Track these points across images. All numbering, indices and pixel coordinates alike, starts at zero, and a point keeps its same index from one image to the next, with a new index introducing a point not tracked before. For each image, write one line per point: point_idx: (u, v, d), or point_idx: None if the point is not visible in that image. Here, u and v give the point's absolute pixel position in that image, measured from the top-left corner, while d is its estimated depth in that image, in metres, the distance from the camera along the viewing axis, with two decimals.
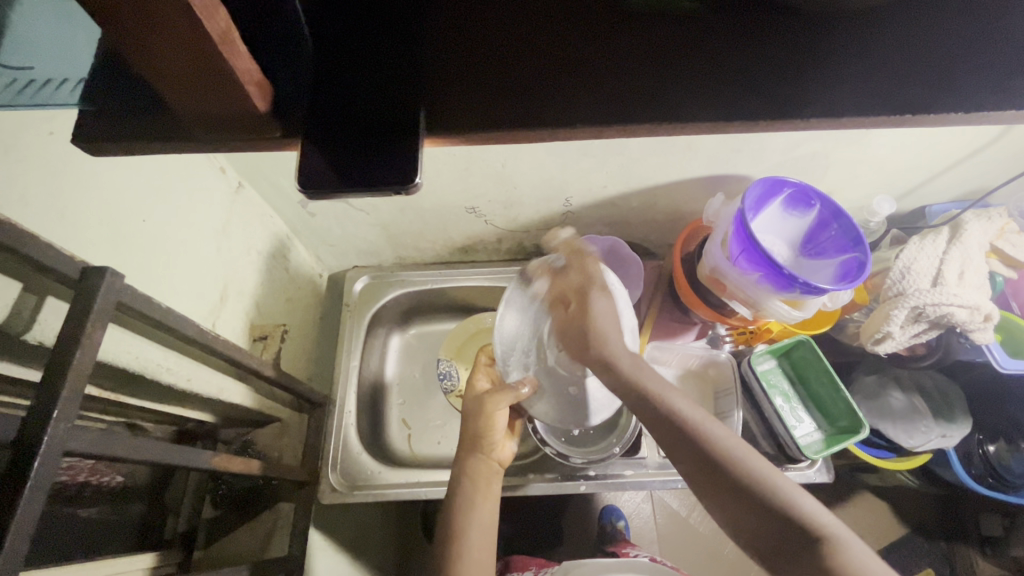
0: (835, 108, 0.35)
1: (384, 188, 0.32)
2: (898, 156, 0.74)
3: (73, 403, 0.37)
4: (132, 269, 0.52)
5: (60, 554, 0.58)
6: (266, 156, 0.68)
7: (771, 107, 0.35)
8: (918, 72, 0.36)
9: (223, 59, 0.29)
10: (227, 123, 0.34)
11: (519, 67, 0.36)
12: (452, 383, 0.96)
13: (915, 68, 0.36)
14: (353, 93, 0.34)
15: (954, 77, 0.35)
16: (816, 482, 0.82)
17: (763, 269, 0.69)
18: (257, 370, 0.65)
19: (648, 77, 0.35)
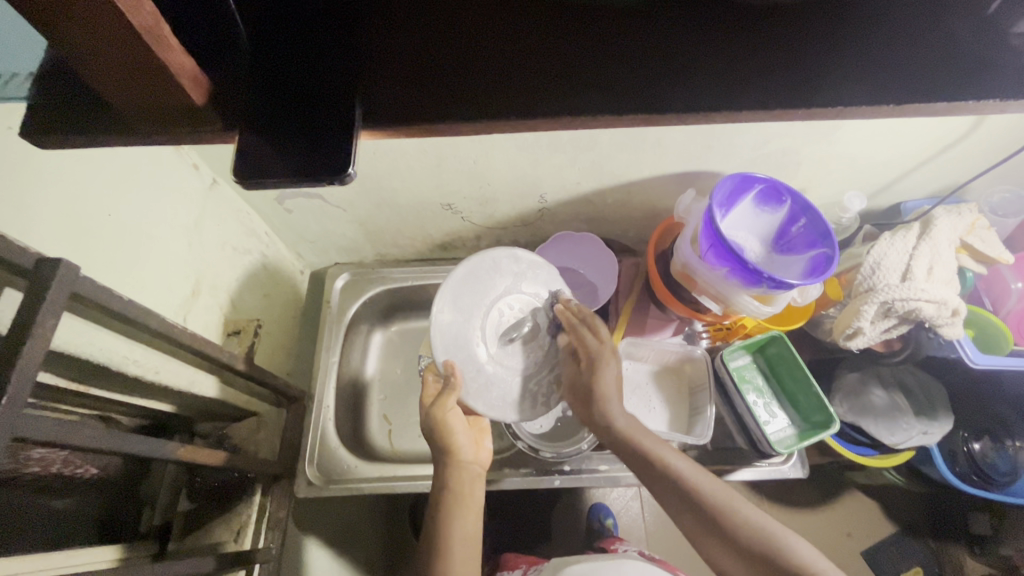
0: (763, 100, 0.36)
1: (318, 178, 0.33)
2: (868, 151, 0.74)
3: (23, 390, 0.38)
4: (96, 263, 0.53)
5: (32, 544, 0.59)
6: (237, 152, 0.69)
7: (704, 99, 0.36)
8: (845, 61, 0.36)
9: (154, 55, 0.29)
10: (167, 115, 0.34)
11: (455, 62, 0.36)
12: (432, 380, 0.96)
13: (842, 57, 0.36)
14: (295, 85, 0.35)
15: (907, 65, 0.36)
16: (790, 477, 0.83)
17: (730, 264, 0.69)
18: (228, 363, 0.66)
19: (579, 70, 0.36)
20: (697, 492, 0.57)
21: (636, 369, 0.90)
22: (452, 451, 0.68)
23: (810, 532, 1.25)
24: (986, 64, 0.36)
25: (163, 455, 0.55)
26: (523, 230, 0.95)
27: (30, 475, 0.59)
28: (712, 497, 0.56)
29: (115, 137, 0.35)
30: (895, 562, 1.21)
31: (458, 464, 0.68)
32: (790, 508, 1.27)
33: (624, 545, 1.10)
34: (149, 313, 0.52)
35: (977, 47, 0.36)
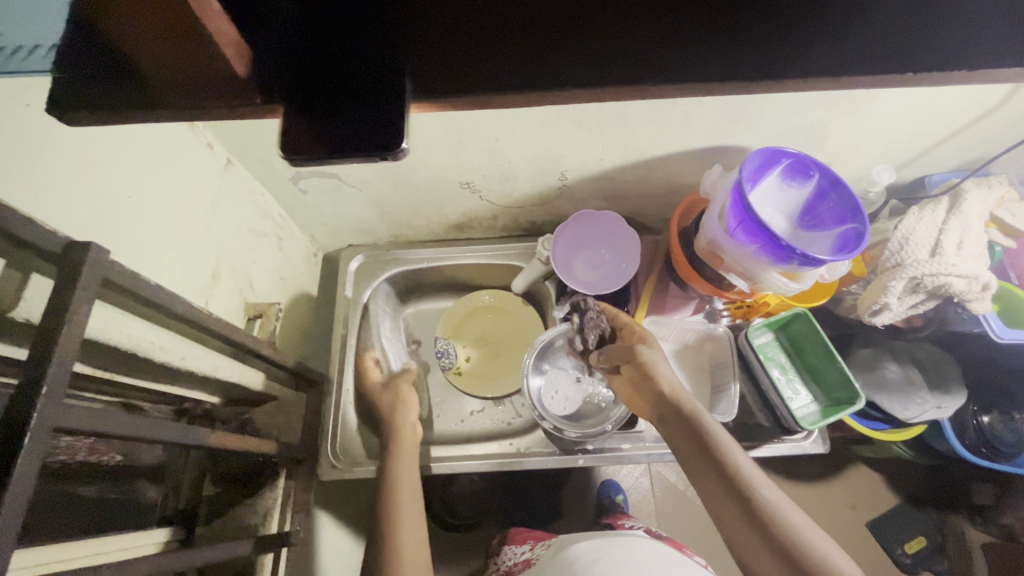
0: (817, 67, 0.34)
1: (371, 154, 0.32)
2: (899, 123, 0.73)
3: (62, 377, 0.37)
4: (119, 247, 0.51)
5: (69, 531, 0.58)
6: (252, 128, 0.66)
7: (754, 69, 0.34)
8: (900, 28, 0.34)
9: (197, 22, 0.28)
10: (201, 87, 0.32)
11: (502, 31, 0.34)
12: (450, 361, 0.99)
13: (897, 24, 0.35)
14: (342, 56, 0.33)
15: (978, 31, 0.34)
16: (811, 453, 0.83)
17: (760, 240, 0.68)
18: (253, 348, 0.65)
19: (633, 38, 0.34)
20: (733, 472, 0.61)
21: None
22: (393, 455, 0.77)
23: (817, 504, 1.27)
24: None
25: (194, 442, 0.54)
26: (541, 209, 0.93)
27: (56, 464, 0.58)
28: (741, 471, 0.61)
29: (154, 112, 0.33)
30: (899, 534, 1.23)
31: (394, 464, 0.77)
32: (797, 482, 1.29)
33: (632, 521, 1.11)
34: (176, 298, 0.51)
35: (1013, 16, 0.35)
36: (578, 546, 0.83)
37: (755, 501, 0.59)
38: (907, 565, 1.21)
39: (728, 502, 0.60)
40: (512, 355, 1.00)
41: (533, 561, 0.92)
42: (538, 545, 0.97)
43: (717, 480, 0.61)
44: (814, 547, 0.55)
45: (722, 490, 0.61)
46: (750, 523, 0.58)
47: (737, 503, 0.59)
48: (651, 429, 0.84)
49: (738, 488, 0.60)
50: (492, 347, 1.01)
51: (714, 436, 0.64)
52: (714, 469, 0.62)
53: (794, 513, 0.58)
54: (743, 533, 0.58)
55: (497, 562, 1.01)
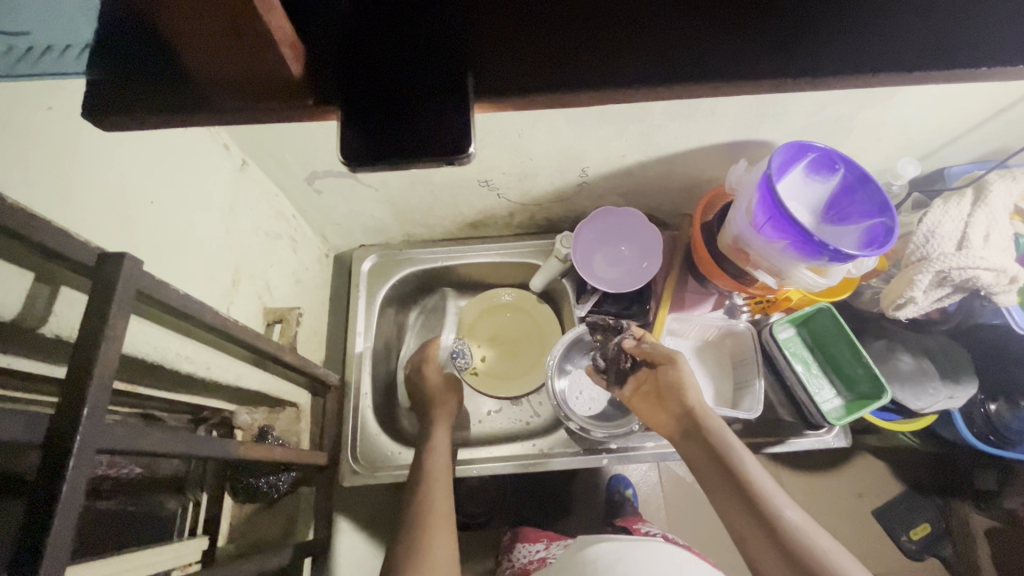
0: (883, 64, 0.33)
1: (437, 159, 0.30)
2: (926, 116, 0.72)
3: (103, 397, 0.35)
4: (144, 256, 0.49)
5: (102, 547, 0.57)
6: (271, 129, 0.64)
7: (821, 67, 0.33)
8: (967, 23, 0.34)
9: (258, 19, 0.26)
10: (252, 90, 0.30)
11: (566, 29, 0.33)
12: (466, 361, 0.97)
13: (963, 19, 0.34)
14: (401, 55, 0.31)
15: None
16: (833, 447, 0.84)
17: (790, 236, 0.68)
18: (276, 355, 0.63)
19: (699, 33, 0.33)
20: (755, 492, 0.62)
21: (679, 344, 0.91)
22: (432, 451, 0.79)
23: (825, 494, 1.28)
24: None
25: (224, 455, 0.52)
26: (558, 206, 0.92)
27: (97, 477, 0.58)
28: (763, 492, 0.62)
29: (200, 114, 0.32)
30: (905, 521, 1.25)
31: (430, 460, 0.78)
32: (806, 472, 1.30)
33: (648, 525, 1.06)
34: (205, 308, 0.49)
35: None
36: (596, 547, 0.82)
37: (779, 522, 0.60)
38: (913, 551, 1.23)
39: (751, 522, 0.61)
40: (530, 354, 0.98)
41: (548, 560, 0.92)
42: (553, 544, 0.97)
43: (740, 499, 0.63)
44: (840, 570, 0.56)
45: (746, 511, 0.62)
46: (775, 545, 0.59)
47: (761, 523, 0.61)
48: None
49: (764, 510, 0.61)
50: (509, 346, 1.00)
51: (738, 457, 0.65)
52: (738, 490, 0.63)
53: (820, 537, 0.59)
54: (765, 552, 0.60)
55: (509, 559, 1.01)
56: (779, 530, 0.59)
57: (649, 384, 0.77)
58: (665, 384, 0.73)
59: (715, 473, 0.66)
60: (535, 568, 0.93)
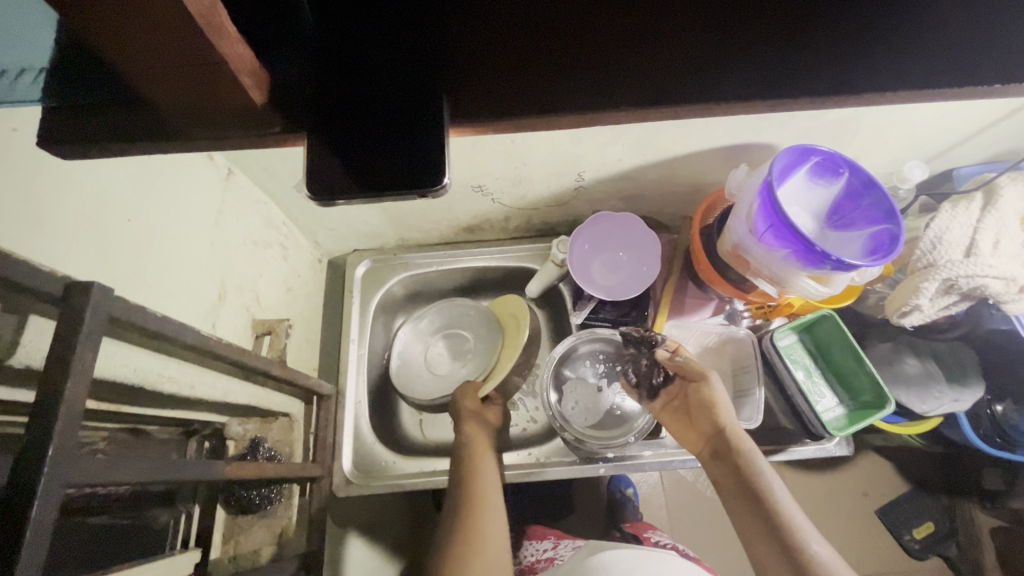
0: (846, 89, 0.36)
1: (410, 191, 0.29)
2: (934, 118, 0.69)
3: (71, 430, 0.34)
4: (121, 277, 0.48)
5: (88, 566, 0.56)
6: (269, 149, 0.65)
7: (797, 90, 0.36)
8: (925, 45, 0.37)
9: (214, 50, 0.24)
10: (218, 119, 0.29)
11: (545, 53, 0.34)
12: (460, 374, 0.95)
13: (920, 43, 0.37)
14: (375, 76, 0.31)
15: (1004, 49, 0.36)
16: (835, 455, 0.81)
17: (792, 244, 0.65)
18: (264, 370, 0.62)
19: (681, 59, 0.35)
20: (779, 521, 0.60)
21: None
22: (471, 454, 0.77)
23: (828, 494, 1.27)
24: None
25: (209, 475, 0.51)
26: (555, 210, 0.90)
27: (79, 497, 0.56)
28: (791, 523, 0.60)
29: (165, 144, 0.30)
30: (909, 520, 1.23)
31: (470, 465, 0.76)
32: (808, 473, 1.29)
33: (657, 529, 1.01)
34: (185, 328, 0.47)
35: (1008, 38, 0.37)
36: (608, 554, 0.79)
37: (804, 554, 0.57)
38: (916, 550, 1.21)
39: (776, 553, 0.59)
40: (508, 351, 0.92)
41: (556, 560, 0.91)
42: (561, 543, 0.96)
43: (764, 529, 0.61)
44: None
45: (769, 537, 0.60)
46: None
47: (785, 553, 0.58)
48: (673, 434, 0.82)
49: (788, 541, 0.59)
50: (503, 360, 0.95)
51: (769, 484, 0.63)
52: (764, 515, 0.61)
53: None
54: None
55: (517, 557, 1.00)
56: (802, 562, 0.57)
57: (680, 399, 0.74)
58: (697, 402, 0.71)
59: (740, 494, 0.64)
60: (542, 567, 0.92)
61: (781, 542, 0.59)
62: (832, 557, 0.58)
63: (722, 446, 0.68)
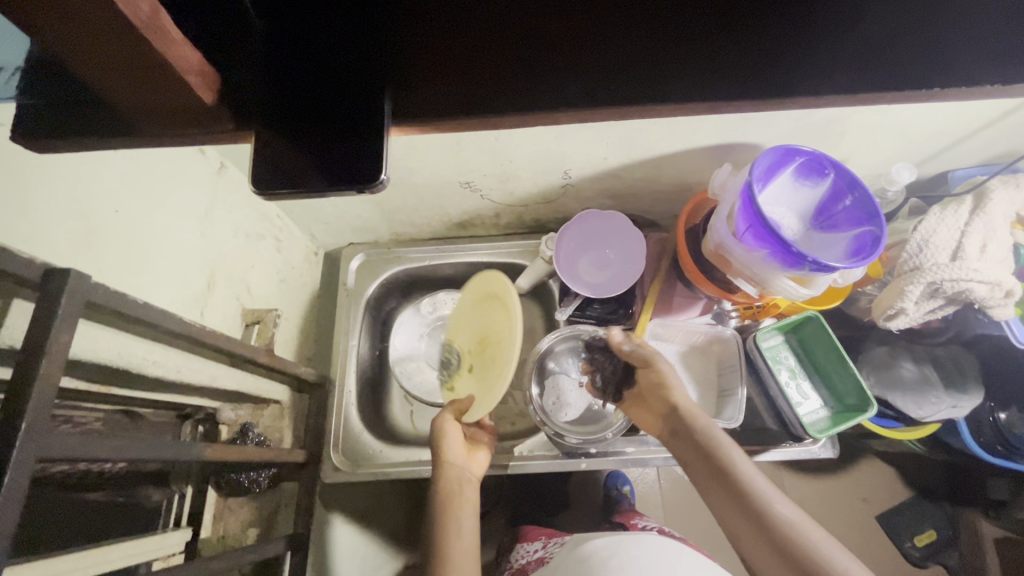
0: (816, 87, 0.34)
1: (349, 188, 0.31)
2: (922, 120, 0.69)
3: (44, 407, 0.36)
4: (108, 265, 0.51)
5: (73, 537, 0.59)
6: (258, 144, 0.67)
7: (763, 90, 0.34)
8: (905, 38, 0.34)
9: (155, 52, 0.26)
10: (173, 117, 0.32)
11: (493, 50, 0.34)
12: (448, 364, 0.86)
13: (903, 34, 0.34)
14: (323, 78, 0.32)
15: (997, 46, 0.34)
16: (820, 458, 0.81)
17: (770, 245, 0.65)
18: (249, 357, 0.64)
19: (638, 52, 0.34)
20: (739, 483, 0.62)
21: (664, 349, 0.89)
22: (444, 455, 0.72)
23: (825, 498, 1.26)
24: None
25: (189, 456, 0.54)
26: (545, 207, 0.91)
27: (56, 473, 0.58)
28: (752, 485, 0.61)
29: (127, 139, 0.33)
30: (909, 526, 1.21)
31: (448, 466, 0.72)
32: (806, 476, 1.28)
33: (643, 518, 1.08)
34: (166, 315, 0.50)
35: (1003, 21, 0.34)
36: (593, 541, 0.80)
37: (772, 518, 0.58)
38: (916, 558, 1.19)
39: (740, 516, 0.60)
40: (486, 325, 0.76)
41: (547, 559, 0.89)
42: (550, 542, 0.95)
43: (727, 493, 0.62)
44: (832, 563, 0.54)
45: (738, 507, 0.61)
46: (765, 538, 0.58)
47: (748, 514, 0.60)
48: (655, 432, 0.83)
49: (749, 501, 0.60)
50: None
51: (725, 448, 0.65)
52: (724, 481, 0.62)
53: (814, 531, 0.57)
54: (756, 545, 0.58)
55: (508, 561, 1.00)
56: (766, 523, 0.58)
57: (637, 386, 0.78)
58: (654, 383, 0.74)
59: (705, 468, 0.65)
60: (533, 567, 0.90)
61: (743, 504, 0.60)
62: (793, 511, 0.59)
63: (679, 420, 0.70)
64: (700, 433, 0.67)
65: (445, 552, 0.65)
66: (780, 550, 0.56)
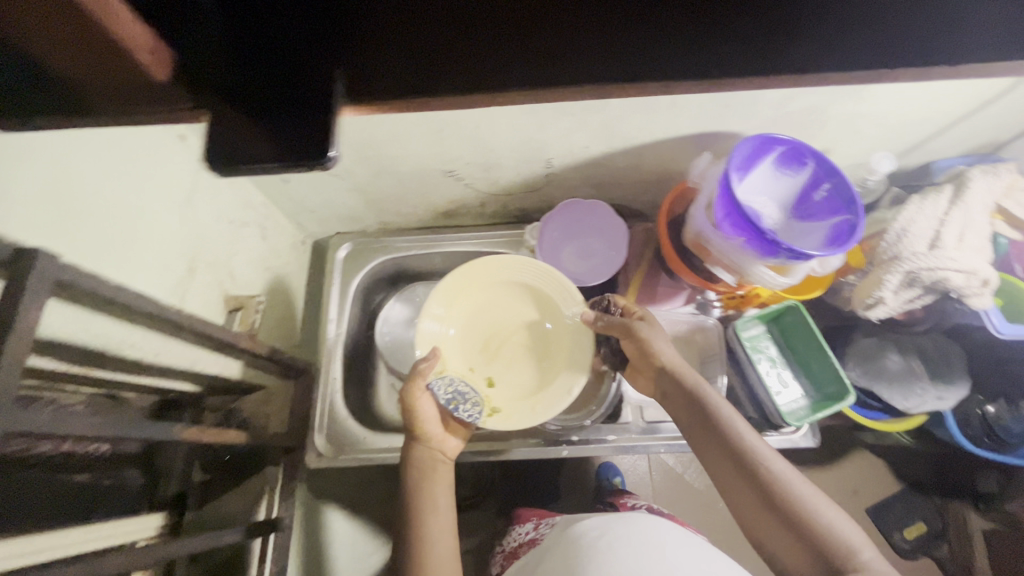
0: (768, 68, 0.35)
1: (300, 163, 0.32)
2: (902, 110, 0.68)
3: (8, 381, 0.37)
4: (83, 248, 0.51)
5: (61, 518, 0.59)
6: None
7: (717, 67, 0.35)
8: (850, 20, 0.35)
9: (104, 28, 0.27)
10: (132, 100, 0.32)
11: (443, 29, 0.35)
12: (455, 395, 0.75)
13: (846, 18, 0.35)
14: (276, 65, 0.33)
15: (943, 30, 0.35)
16: (800, 446, 0.81)
17: (746, 233, 0.65)
18: (230, 342, 0.65)
19: (596, 34, 0.35)
20: (732, 438, 0.63)
21: None
22: (420, 435, 0.73)
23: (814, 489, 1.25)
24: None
25: (165, 437, 0.54)
26: (529, 197, 0.91)
27: (50, 455, 0.59)
28: (744, 442, 0.62)
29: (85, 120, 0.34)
30: (898, 518, 1.21)
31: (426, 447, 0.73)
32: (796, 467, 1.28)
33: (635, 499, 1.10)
34: (141, 297, 0.51)
35: (949, 6, 0.35)
36: (585, 523, 0.79)
37: (766, 474, 0.60)
38: (905, 549, 1.19)
39: (731, 470, 0.62)
40: (510, 313, 0.85)
41: (536, 541, 0.89)
42: (541, 523, 0.95)
43: (719, 449, 0.63)
44: (812, 509, 0.57)
45: (728, 460, 0.62)
46: (753, 490, 0.60)
47: (739, 469, 0.61)
48: (638, 420, 0.84)
49: (742, 456, 0.61)
50: (502, 355, 0.83)
51: (716, 405, 0.66)
52: (717, 437, 0.63)
53: (803, 486, 0.59)
54: (742, 495, 0.61)
55: (504, 542, 1.01)
56: (756, 478, 0.60)
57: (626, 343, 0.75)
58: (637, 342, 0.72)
59: (697, 425, 0.66)
60: (524, 550, 0.90)
61: (736, 459, 0.62)
62: (783, 465, 0.61)
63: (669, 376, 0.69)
64: (690, 389, 0.67)
65: (421, 533, 0.67)
66: (767, 502, 0.59)
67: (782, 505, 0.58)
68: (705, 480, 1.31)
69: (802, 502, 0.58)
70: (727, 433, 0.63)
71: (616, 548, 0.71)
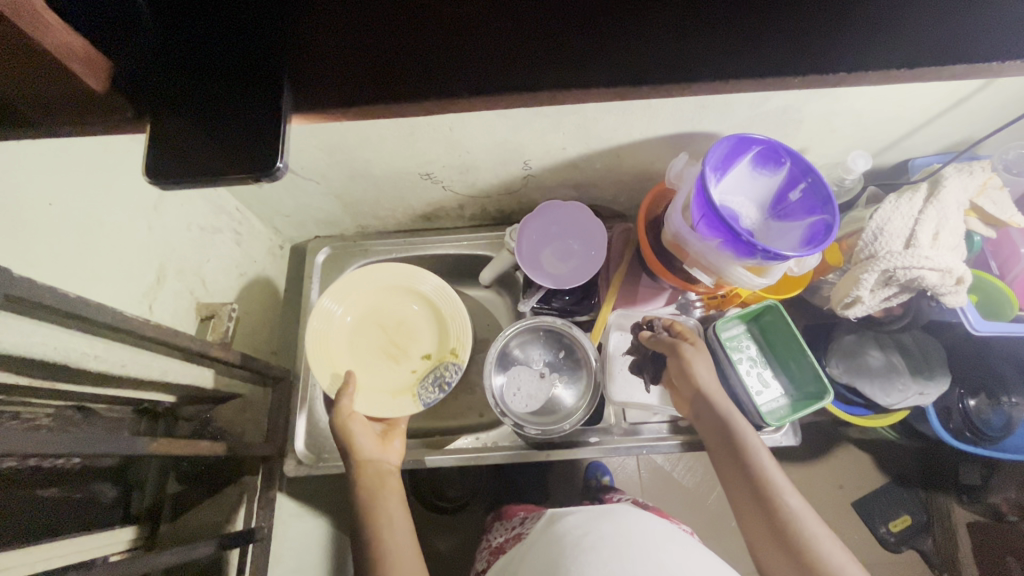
0: (718, 72, 0.36)
1: (246, 176, 0.34)
2: (875, 110, 0.69)
3: None
4: (42, 259, 0.50)
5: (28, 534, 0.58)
6: None
7: (667, 70, 0.36)
8: (800, 20, 0.35)
9: (34, 40, 0.28)
10: (77, 110, 0.34)
11: (394, 37, 0.35)
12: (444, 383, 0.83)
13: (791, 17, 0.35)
14: (218, 69, 0.35)
15: (889, 31, 0.35)
16: (782, 445, 0.82)
17: (723, 234, 0.65)
18: (200, 352, 0.64)
19: (552, 40, 0.35)
20: (754, 469, 0.65)
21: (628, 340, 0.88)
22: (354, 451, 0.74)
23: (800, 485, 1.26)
24: (976, 31, 0.35)
25: (130, 450, 0.53)
26: (508, 198, 0.90)
27: (16, 471, 0.58)
28: (766, 475, 0.64)
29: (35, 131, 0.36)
30: (884, 512, 1.21)
31: (364, 460, 0.74)
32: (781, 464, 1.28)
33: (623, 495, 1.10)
34: (101, 309, 0.49)
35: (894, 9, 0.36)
36: (568, 520, 0.77)
37: (779, 511, 0.62)
38: (891, 543, 1.19)
39: (750, 498, 0.64)
40: (372, 327, 0.87)
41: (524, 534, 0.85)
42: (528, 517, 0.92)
43: (740, 477, 0.65)
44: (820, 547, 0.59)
45: (747, 488, 0.65)
46: (766, 521, 0.63)
47: (757, 499, 0.64)
48: (620, 422, 0.84)
49: (762, 487, 0.64)
50: (405, 344, 0.87)
51: (744, 434, 0.67)
52: (741, 465, 0.65)
53: (815, 525, 0.61)
54: (754, 522, 0.64)
55: (489, 538, 0.99)
56: (772, 510, 0.62)
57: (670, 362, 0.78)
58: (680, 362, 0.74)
59: (722, 450, 0.68)
60: (511, 544, 0.86)
61: (754, 490, 0.64)
62: (799, 502, 0.63)
63: (703, 398, 0.71)
64: (723, 415, 0.69)
65: (380, 551, 0.67)
66: (779, 535, 0.61)
67: (791, 539, 0.60)
68: (692, 477, 1.30)
69: (811, 539, 0.60)
70: (751, 463, 0.65)
71: (602, 547, 0.69)
